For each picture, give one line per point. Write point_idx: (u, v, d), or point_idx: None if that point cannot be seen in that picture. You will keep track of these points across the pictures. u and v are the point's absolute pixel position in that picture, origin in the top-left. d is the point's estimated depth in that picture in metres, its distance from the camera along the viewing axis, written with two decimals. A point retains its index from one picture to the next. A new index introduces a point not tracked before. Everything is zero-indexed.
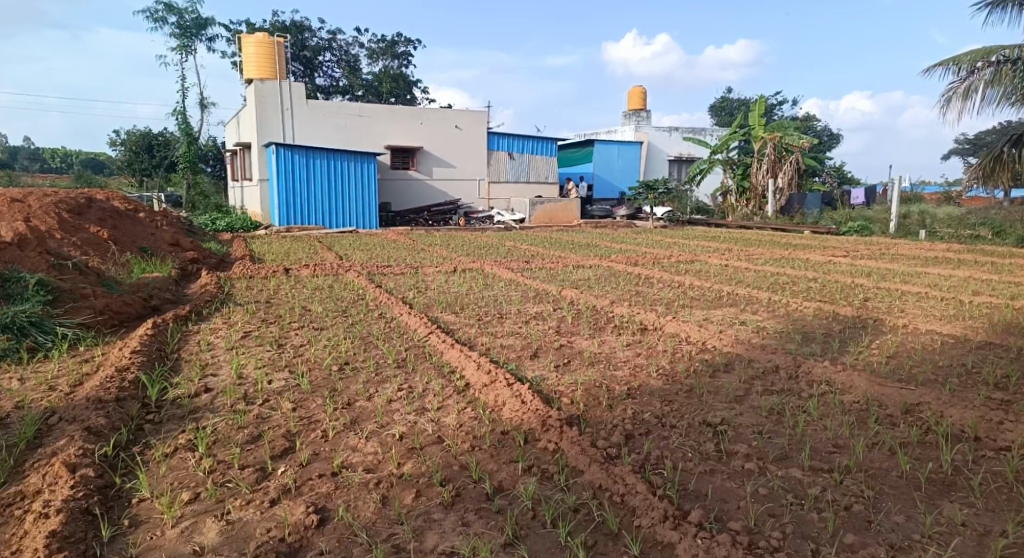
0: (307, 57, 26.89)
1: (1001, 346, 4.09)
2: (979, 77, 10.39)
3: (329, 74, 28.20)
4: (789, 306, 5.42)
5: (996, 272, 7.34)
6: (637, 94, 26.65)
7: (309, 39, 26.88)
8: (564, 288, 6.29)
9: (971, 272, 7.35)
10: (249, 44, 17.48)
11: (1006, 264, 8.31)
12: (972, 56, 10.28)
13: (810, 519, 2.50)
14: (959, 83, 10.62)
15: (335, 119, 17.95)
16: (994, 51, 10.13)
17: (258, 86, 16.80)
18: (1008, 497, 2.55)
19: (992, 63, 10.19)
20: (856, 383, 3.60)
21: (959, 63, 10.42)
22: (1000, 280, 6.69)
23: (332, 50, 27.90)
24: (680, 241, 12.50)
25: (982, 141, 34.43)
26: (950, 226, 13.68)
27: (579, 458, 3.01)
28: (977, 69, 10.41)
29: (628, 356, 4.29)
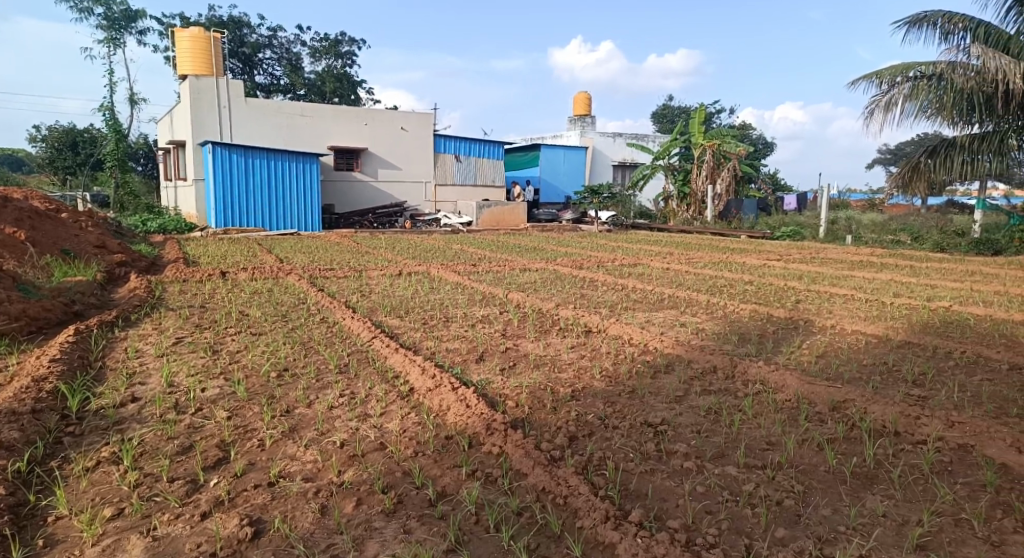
0: (246, 54, 26.18)
1: (919, 346, 4.32)
2: (899, 91, 10.99)
3: (270, 72, 27.55)
4: (726, 308, 5.60)
5: (914, 275, 7.80)
6: (582, 100, 27.13)
7: (248, 35, 26.16)
8: (511, 291, 6.30)
9: (891, 275, 7.78)
10: (184, 38, 17.10)
11: (924, 268, 8.85)
12: (892, 71, 10.94)
13: (745, 515, 2.58)
14: (882, 96, 11.18)
15: (275, 119, 17.50)
16: (912, 66, 10.80)
17: (192, 83, 16.15)
18: (924, 488, 2.70)
19: (910, 78, 10.85)
20: (787, 382, 3.73)
21: (881, 76, 11.04)
22: (919, 282, 7.11)
23: (272, 48, 27.27)
24: (623, 245, 12.78)
25: (903, 151, 36.80)
26: (874, 232, 14.47)
27: (523, 461, 3.01)
28: (896, 83, 11.03)
29: (573, 358, 4.33)
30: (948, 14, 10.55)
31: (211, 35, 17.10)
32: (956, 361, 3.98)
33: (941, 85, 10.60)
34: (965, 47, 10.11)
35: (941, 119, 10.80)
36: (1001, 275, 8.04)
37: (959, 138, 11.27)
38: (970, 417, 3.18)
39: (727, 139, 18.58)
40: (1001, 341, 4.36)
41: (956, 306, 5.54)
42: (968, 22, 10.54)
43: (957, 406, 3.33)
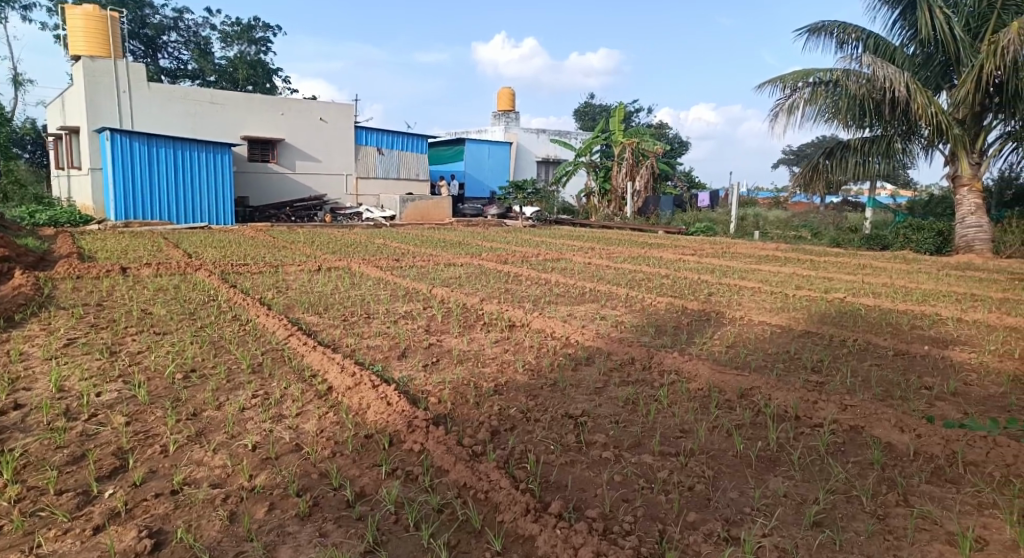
0: (148, 36, 24.64)
1: (817, 335, 4.61)
2: (800, 96, 11.56)
3: (175, 56, 26.08)
4: (644, 301, 5.78)
5: (814, 269, 8.33)
6: (505, 95, 27.23)
7: (151, 16, 24.61)
8: (435, 286, 6.23)
9: (794, 269, 8.27)
10: (77, 16, 15.82)
11: (822, 262, 9.47)
12: (795, 76, 11.48)
13: (658, 502, 2.67)
14: (785, 100, 11.74)
15: (181, 105, 16.67)
16: (812, 73, 11.34)
17: (87, 64, 15.06)
18: (821, 467, 2.88)
19: (810, 84, 11.39)
20: (700, 371, 3.89)
21: (785, 81, 11.60)
22: (817, 276, 7.59)
23: (177, 31, 25.83)
24: (546, 240, 12.96)
25: (803, 153, 39.63)
26: (779, 228, 15.42)
27: (444, 457, 2.98)
28: (798, 88, 11.56)
29: (496, 352, 4.33)
30: (843, 25, 11.32)
31: (107, 13, 15.70)
32: (849, 348, 4.27)
33: (836, 92, 11.34)
34: (858, 56, 10.82)
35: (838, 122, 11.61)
36: (886, 268, 8.74)
37: (852, 141, 12.17)
38: (860, 400, 3.42)
39: (645, 137, 19.35)
40: (887, 329, 4.73)
41: (849, 297, 5.97)
42: (859, 33, 11.38)
43: (848, 390, 3.58)
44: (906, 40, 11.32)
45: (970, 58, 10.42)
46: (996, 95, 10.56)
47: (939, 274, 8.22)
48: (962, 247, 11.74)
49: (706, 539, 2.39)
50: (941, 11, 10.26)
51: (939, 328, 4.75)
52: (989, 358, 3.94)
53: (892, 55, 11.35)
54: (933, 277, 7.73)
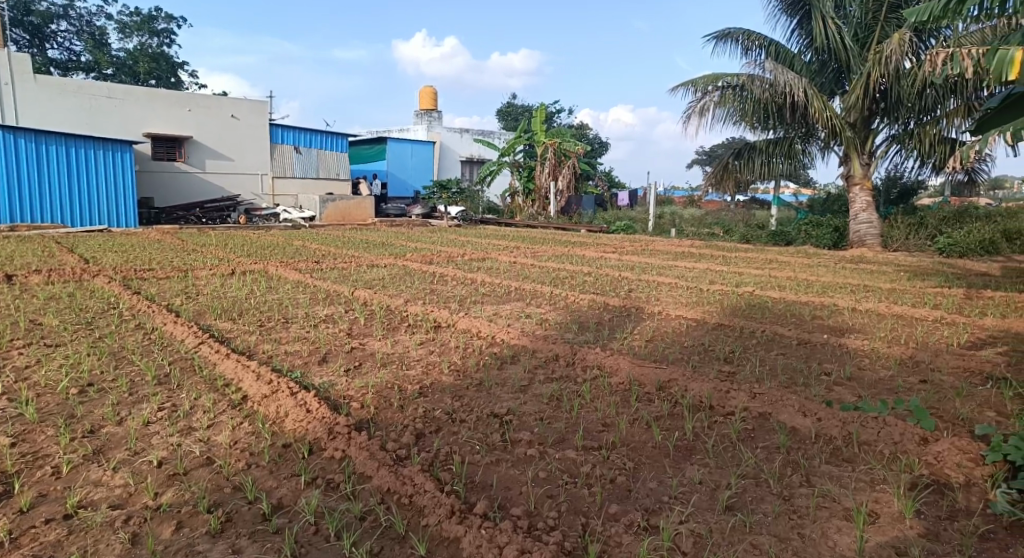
0: (33, 24, 22.81)
1: (730, 327, 4.83)
2: (711, 98, 12.16)
3: (65, 46, 24.28)
4: (568, 298, 5.87)
5: (725, 265, 8.73)
6: (428, 94, 27.15)
7: (36, 3, 22.80)
8: (357, 289, 6.09)
9: (708, 265, 8.64)
10: None
11: (734, 258, 9.94)
12: (705, 80, 12.06)
13: (582, 496, 2.71)
14: (697, 103, 12.29)
15: (74, 101, 15.63)
16: (721, 77, 11.96)
17: None
18: (732, 454, 3.01)
19: (719, 87, 12.03)
20: (621, 365, 3.99)
21: (696, 84, 12.16)
22: (729, 271, 7.95)
23: (68, 20, 24.08)
24: (471, 240, 12.92)
25: (715, 154, 41.71)
26: (694, 225, 16.10)
27: (367, 463, 2.91)
28: (708, 91, 12.17)
29: (422, 354, 4.27)
30: (747, 32, 12.01)
31: None
32: (759, 339, 4.51)
33: (742, 96, 11.97)
34: (761, 63, 11.46)
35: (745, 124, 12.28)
36: (790, 263, 9.29)
37: (758, 142, 12.89)
38: (768, 388, 3.61)
39: (567, 137, 19.80)
40: (792, 320, 5.03)
41: (757, 290, 6.29)
42: (762, 40, 12.06)
43: (757, 379, 3.77)
44: (803, 48, 12.10)
45: (858, 66, 11.22)
46: (882, 100, 11.47)
47: (836, 267, 8.81)
48: (856, 242, 12.65)
49: (626, 529, 2.45)
50: (834, 21, 11.01)
51: (836, 317, 5.09)
52: (880, 344, 4.27)
53: (792, 62, 12.09)
54: (830, 271, 8.28)
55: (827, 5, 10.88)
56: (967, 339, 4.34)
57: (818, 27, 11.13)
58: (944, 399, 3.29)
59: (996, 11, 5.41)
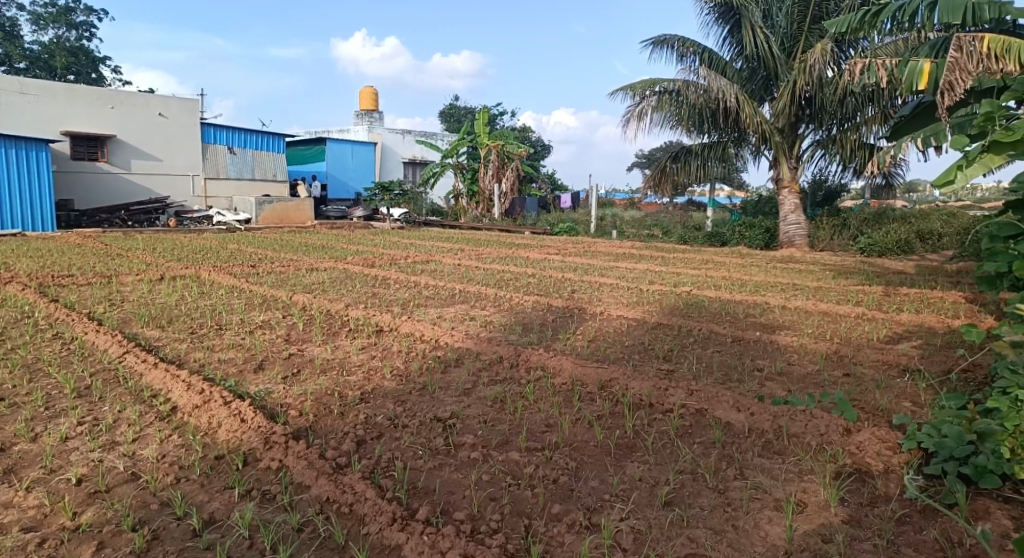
0: None
1: (668, 326, 4.95)
2: (648, 103, 12.50)
3: None
4: (512, 300, 5.89)
5: (665, 265, 8.97)
6: (368, 94, 26.86)
7: None
8: (296, 293, 5.92)
9: (648, 265, 8.85)
10: None
11: (673, 259, 10.24)
12: (642, 85, 12.36)
13: (525, 497, 2.71)
14: (635, 107, 12.60)
15: None
16: (658, 82, 12.30)
17: None
18: (671, 450, 3.08)
19: (656, 92, 12.37)
20: (563, 366, 4.03)
21: (635, 89, 12.45)
22: (667, 271, 8.17)
23: None
24: (415, 242, 12.81)
25: (654, 156, 42.86)
26: (634, 227, 16.50)
27: (305, 473, 2.82)
28: (646, 96, 12.49)
29: (363, 360, 4.19)
30: (683, 40, 12.38)
31: None
32: (695, 337, 4.63)
33: (678, 101, 12.37)
34: (696, 69, 11.86)
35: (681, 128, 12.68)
36: (724, 262, 9.65)
37: (694, 146, 13.31)
38: (704, 385, 3.71)
39: (510, 139, 19.56)
40: (727, 318, 5.21)
41: (695, 290, 6.48)
42: (696, 47, 12.45)
43: (694, 376, 3.88)
44: (734, 56, 12.56)
45: (785, 74, 11.72)
46: (807, 107, 11.95)
47: (767, 266, 9.22)
48: (785, 243, 13.28)
49: (569, 529, 2.47)
50: (761, 30, 11.49)
51: (768, 315, 5.30)
52: (807, 340, 4.47)
53: (724, 69, 12.51)
54: (762, 270, 8.63)
55: (754, 16, 11.37)
56: (885, 333, 4.60)
57: (746, 35, 11.55)
58: (866, 391, 3.48)
59: (908, 23, 5.77)
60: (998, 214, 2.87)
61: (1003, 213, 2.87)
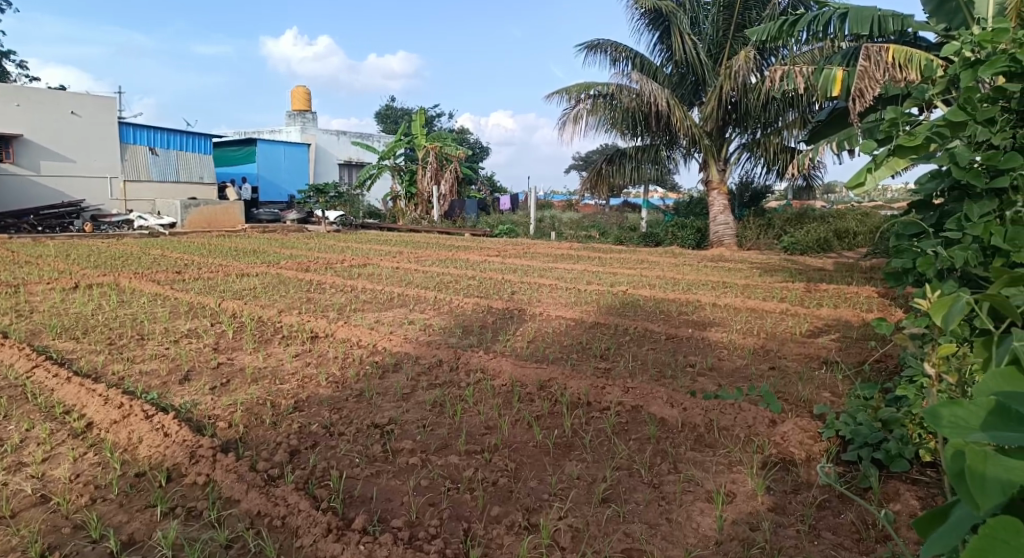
0: None
1: (606, 325, 5.05)
2: (583, 106, 12.80)
3: None
4: (452, 303, 5.86)
5: (602, 265, 9.15)
6: (301, 95, 26.35)
7: None
8: (226, 300, 5.70)
9: (585, 266, 8.99)
10: None
11: (611, 259, 10.45)
12: (577, 88, 12.65)
13: (464, 501, 2.69)
14: (571, 110, 12.88)
15: None
16: (592, 86, 12.60)
17: None
18: (608, 447, 3.13)
19: (591, 96, 12.67)
20: (503, 368, 4.03)
21: (570, 92, 12.71)
22: (604, 271, 8.34)
23: None
24: (352, 245, 12.59)
25: (591, 160, 43.81)
26: (573, 228, 16.78)
27: (234, 487, 2.71)
28: (581, 99, 12.79)
29: (297, 367, 4.07)
30: (616, 45, 12.70)
31: None
32: (631, 336, 4.74)
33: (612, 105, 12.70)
34: (628, 74, 12.18)
35: (615, 132, 12.98)
36: (659, 262, 9.92)
37: (628, 149, 13.66)
38: (639, 382, 3.80)
39: (447, 141, 19.76)
40: (661, 316, 5.36)
41: (631, 289, 6.64)
42: (628, 52, 12.76)
43: (630, 373, 3.96)
44: (664, 61, 12.92)
45: (712, 79, 12.25)
46: (733, 112, 12.43)
47: (699, 265, 9.54)
48: (716, 242, 13.68)
49: (508, 530, 2.47)
50: (690, 37, 11.98)
51: (700, 312, 5.48)
52: (737, 336, 4.64)
53: (655, 74, 12.86)
54: (694, 269, 8.93)
55: (683, 23, 11.81)
56: (807, 327, 4.84)
57: (677, 41, 12.03)
58: (790, 384, 3.64)
59: (823, 34, 6.21)
60: (902, 213, 3.07)
61: (907, 213, 3.08)
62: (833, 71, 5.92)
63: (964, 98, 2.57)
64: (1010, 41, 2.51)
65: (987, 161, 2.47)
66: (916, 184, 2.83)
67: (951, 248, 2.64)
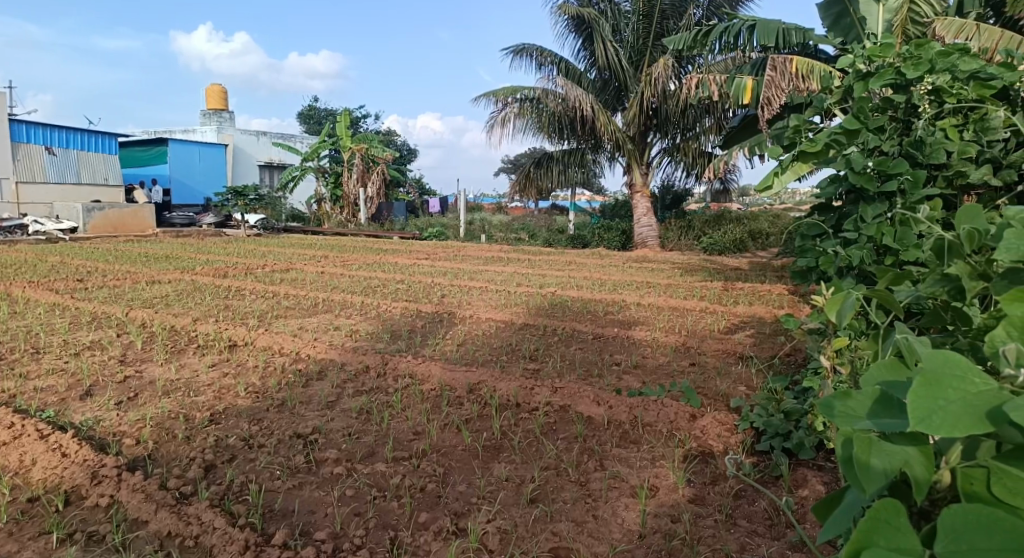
0: None
1: (535, 326, 5.10)
2: (511, 109, 12.98)
3: None
4: (379, 307, 5.76)
5: (529, 267, 9.24)
6: (216, 92, 25.20)
7: None
8: (133, 309, 5.37)
9: (515, 268, 9.06)
10: None
11: (540, 261, 10.53)
12: (505, 91, 12.81)
13: (391, 508, 2.64)
14: (498, 113, 13.04)
15: None
16: (519, 89, 12.79)
17: None
18: (536, 448, 3.16)
19: (519, 100, 12.86)
20: (432, 372, 3.99)
21: (498, 95, 12.85)
22: (532, 273, 8.44)
23: None
24: (275, 250, 12.15)
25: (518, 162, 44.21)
26: (502, 231, 16.90)
27: (141, 507, 2.54)
28: (508, 103, 12.97)
29: (213, 378, 3.88)
30: (541, 50, 12.93)
31: None
32: (559, 336, 4.80)
33: (538, 108, 12.92)
34: (553, 78, 12.43)
35: (543, 135, 13.19)
36: (586, 263, 10.12)
37: (555, 153, 13.89)
38: (567, 381, 3.85)
39: (374, 143, 19.37)
40: (589, 316, 5.47)
41: (558, 290, 6.74)
42: (553, 57, 12.98)
43: (559, 374, 4.01)
44: (588, 67, 13.21)
45: (634, 85, 12.66)
46: (653, 117, 12.86)
47: (623, 266, 9.81)
48: (640, 244, 14.08)
49: (435, 536, 2.43)
50: (611, 45, 12.34)
51: (625, 311, 5.63)
52: (659, 334, 4.80)
53: (580, 79, 13.11)
54: (619, 270, 9.18)
55: (605, 30, 12.15)
56: (725, 324, 5.06)
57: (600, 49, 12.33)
58: (709, 379, 3.79)
59: (733, 44, 6.61)
60: (806, 215, 3.25)
61: (810, 215, 3.25)
62: (744, 80, 6.22)
63: (858, 107, 2.77)
64: (896, 56, 2.73)
65: (879, 166, 2.66)
66: (819, 188, 2.99)
67: (849, 247, 2.83)
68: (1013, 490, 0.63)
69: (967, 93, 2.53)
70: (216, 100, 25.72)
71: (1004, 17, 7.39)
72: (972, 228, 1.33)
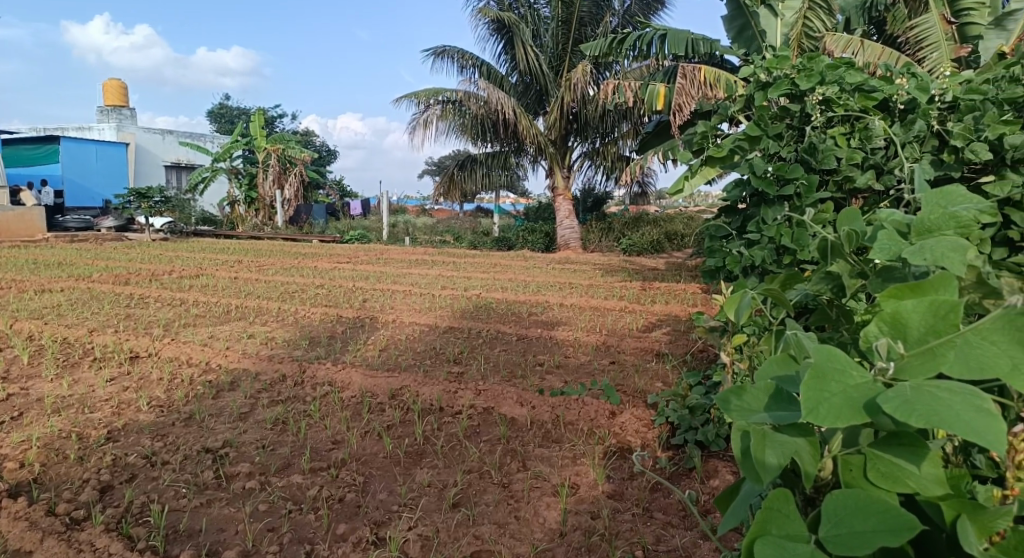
0: None
1: (459, 329, 5.07)
2: (433, 111, 12.94)
3: None
4: (297, 314, 5.58)
5: (452, 270, 9.20)
6: (115, 88, 23.75)
7: None
8: (18, 321, 4.94)
9: (441, 271, 9.00)
10: None
11: (464, 263, 10.51)
12: (427, 93, 12.75)
13: (307, 522, 2.55)
14: (421, 114, 12.96)
15: None
16: (442, 91, 12.77)
17: None
18: (459, 451, 3.14)
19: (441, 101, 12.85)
20: (352, 379, 3.89)
21: (420, 97, 12.77)
22: (457, 276, 8.42)
23: None
24: (183, 255, 11.52)
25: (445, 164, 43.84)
26: (425, 233, 16.80)
27: (24, 536, 2.33)
28: (431, 104, 12.93)
29: (112, 393, 3.63)
30: (463, 52, 12.98)
31: None
32: (483, 338, 4.81)
33: (461, 110, 12.98)
34: (474, 81, 12.48)
35: (466, 137, 13.22)
36: (511, 266, 10.20)
37: (478, 155, 13.94)
38: (491, 384, 3.85)
39: (290, 144, 18.91)
40: (513, 317, 5.51)
41: (483, 293, 6.76)
42: (475, 60, 13.01)
43: (482, 376, 4.01)
44: (510, 70, 13.34)
45: (554, 89, 12.82)
46: (574, 121, 13.08)
47: (546, 268, 9.97)
48: (563, 245, 14.32)
49: (354, 548, 2.36)
50: (532, 49, 12.49)
51: (547, 312, 5.70)
52: (580, 334, 4.90)
53: (501, 82, 13.22)
54: (542, 271, 9.31)
55: (525, 34, 12.29)
56: (643, 323, 5.23)
57: (520, 52, 12.48)
58: (628, 376, 3.90)
59: (646, 52, 6.85)
60: (714, 216, 3.39)
61: (717, 217, 3.39)
62: (657, 87, 6.49)
63: (759, 115, 2.92)
64: (791, 67, 2.91)
65: (777, 171, 2.82)
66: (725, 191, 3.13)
67: (752, 248, 2.99)
68: (887, 475, 0.68)
69: (853, 104, 2.71)
70: (116, 96, 24.23)
71: (886, 35, 8.09)
72: (850, 229, 1.43)
